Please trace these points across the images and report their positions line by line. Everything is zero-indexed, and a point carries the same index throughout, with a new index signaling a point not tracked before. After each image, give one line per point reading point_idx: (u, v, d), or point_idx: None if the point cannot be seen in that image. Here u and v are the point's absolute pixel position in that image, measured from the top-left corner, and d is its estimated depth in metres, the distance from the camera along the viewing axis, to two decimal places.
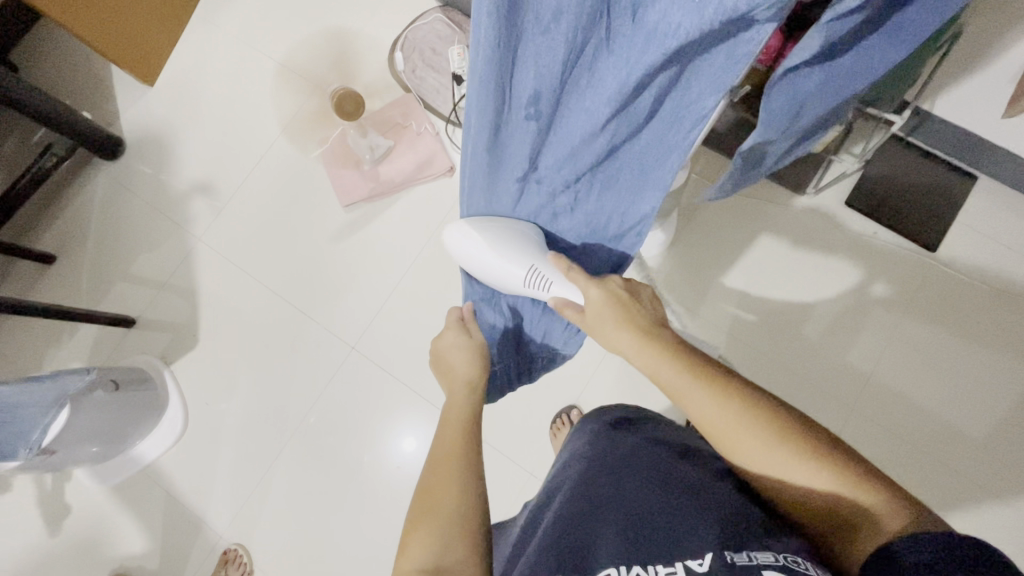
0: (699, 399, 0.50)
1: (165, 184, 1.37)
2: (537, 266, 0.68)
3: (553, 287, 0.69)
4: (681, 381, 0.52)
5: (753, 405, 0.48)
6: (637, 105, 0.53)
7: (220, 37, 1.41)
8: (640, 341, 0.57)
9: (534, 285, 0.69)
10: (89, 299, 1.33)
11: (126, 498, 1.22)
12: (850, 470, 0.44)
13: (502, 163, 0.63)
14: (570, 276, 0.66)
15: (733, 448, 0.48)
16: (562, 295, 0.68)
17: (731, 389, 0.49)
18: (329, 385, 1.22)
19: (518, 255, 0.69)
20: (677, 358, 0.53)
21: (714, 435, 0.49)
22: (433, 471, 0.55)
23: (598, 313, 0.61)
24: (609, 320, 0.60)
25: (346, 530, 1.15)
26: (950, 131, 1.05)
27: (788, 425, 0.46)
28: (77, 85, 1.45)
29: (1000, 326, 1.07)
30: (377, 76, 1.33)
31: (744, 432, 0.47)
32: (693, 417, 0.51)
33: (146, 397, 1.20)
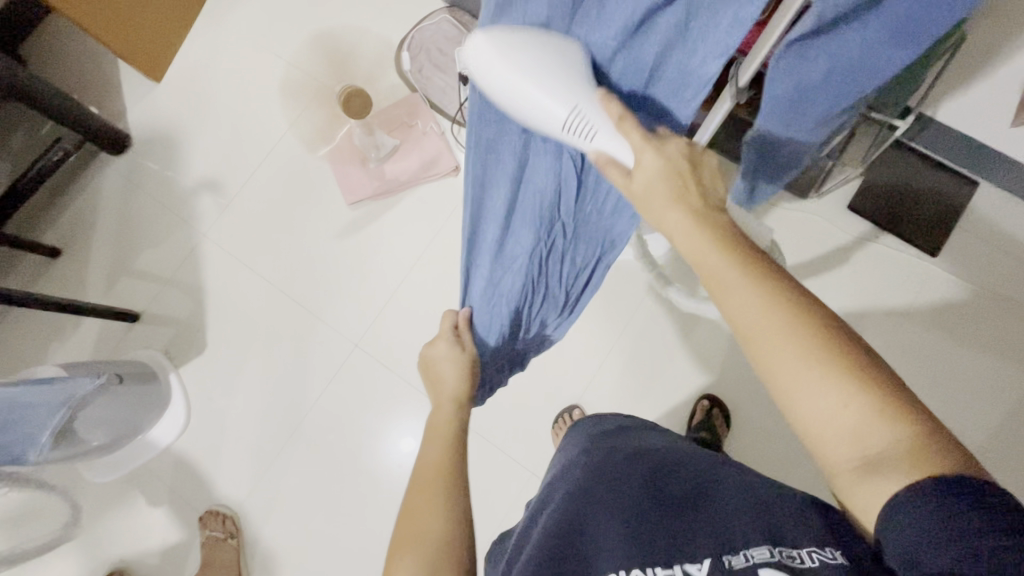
0: (745, 296, 0.43)
1: (171, 181, 1.37)
2: (581, 105, 0.48)
3: (598, 136, 0.50)
4: (725, 272, 0.45)
5: (804, 313, 0.42)
6: (642, 53, 0.49)
7: (229, 35, 1.42)
8: (694, 225, 0.47)
9: (574, 132, 0.50)
10: (93, 293, 1.34)
11: (128, 492, 1.22)
12: (892, 399, 0.38)
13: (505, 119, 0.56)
14: (623, 125, 0.49)
15: (772, 370, 0.42)
16: (607, 150, 0.50)
17: (783, 291, 0.43)
18: (331, 382, 1.22)
19: (562, 82, 0.47)
20: (732, 249, 0.45)
21: (755, 339, 0.43)
22: (416, 494, 0.56)
23: (651, 185, 0.49)
24: (661, 195, 0.49)
25: (348, 527, 1.16)
26: (953, 138, 1.06)
27: (833, 337, 0.41)
28: (85, 81, 1.46)
29: (1000, 332, 1.08)
30: (383, 76, 1.34)
31: (786, 343, 0.41)
32: (732, 318, 0.44)
33: (150, 393, 1.20)
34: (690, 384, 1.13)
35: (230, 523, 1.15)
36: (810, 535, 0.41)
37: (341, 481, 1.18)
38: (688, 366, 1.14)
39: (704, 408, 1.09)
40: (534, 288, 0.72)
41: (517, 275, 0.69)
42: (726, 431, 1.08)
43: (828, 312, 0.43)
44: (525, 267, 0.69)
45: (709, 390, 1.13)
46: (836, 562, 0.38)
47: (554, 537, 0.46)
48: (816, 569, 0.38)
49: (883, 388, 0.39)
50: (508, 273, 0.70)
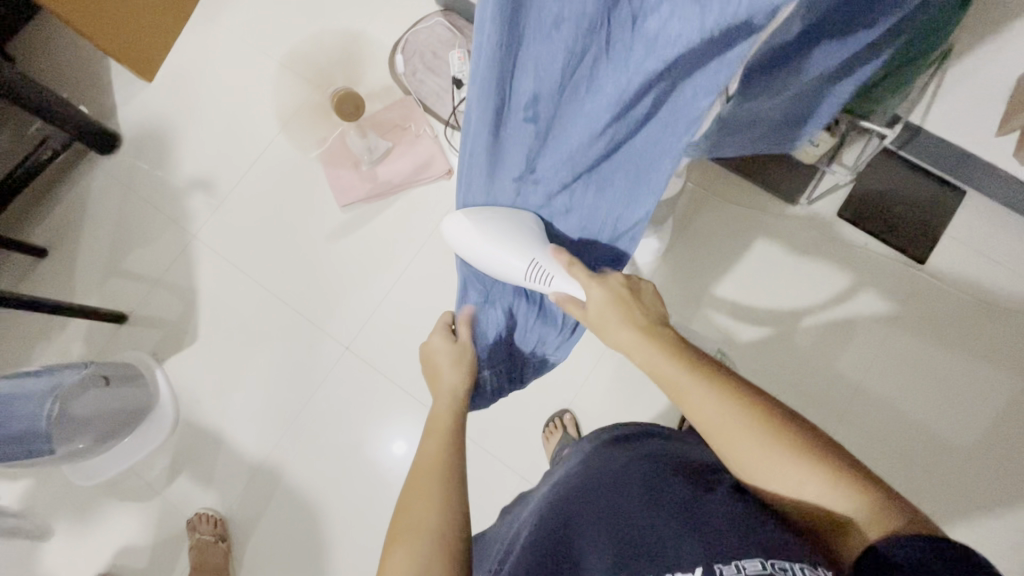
0: (701, 399, 0.52)
1: (161, 181, 1.36)
2: (538, 261, 0.66)
3: (554, 281, 0.67)
4: (680, 381, 0.53)
5: (761, 415, 0.49)
6: (633, 112, 0.49)
7: (222, 34, 1.41)
8: (646, 343, 0.58)
9: (535, 278, 0.67)
10: (80, 294, 1.32)
11: (113, 495, 1.20)
12: (845, 477, 0.45)
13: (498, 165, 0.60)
14: (570, 269, 0.65)
15: (736, 456, 0.49)
16: (564, 291, 0.67)
17: (735, 394, 0.51)
18: (322, 386, 1.21)
19: (522, 247, 0.65)
20: (676, 358, 0.55)
21: (718, 438, 0.50)
22: (411, 488, 0.55)
23: (601, 313, 0.62)
24: (612, 319, 0.61)
25: (337, 531, 1.14)
26: (941, 146, 1.07)
27: (781, 427, 0.48)
28: (74, 79, 1.44)
29: (986, 339, 1.09)
30: (376, 78, 1.34)
31: (743, 439, 0.49)
32: (694, 418, 0.52)
33: (136, 394, 1.19)
34: None
35: (217, 526, 1.14)
36: (802, 556, 0.41)
37: (331, 485, 1.17)
38: None
39: None
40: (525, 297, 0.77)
41: (512, 288, 0.76)
42: None
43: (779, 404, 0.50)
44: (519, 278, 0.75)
45: None
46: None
47: (550, 545, 0.47)
48: None
49: (833, 460, 0.46)
50: (502, 289, 0.76)
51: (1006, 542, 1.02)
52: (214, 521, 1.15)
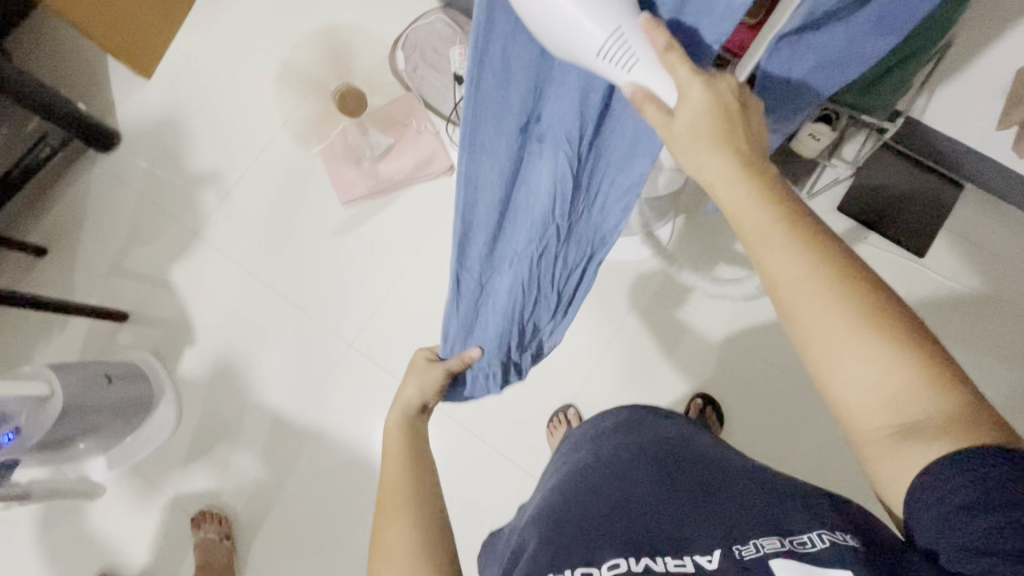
0: (782, 256, 0.42)
1: (161, 178, 1.35)
2: (624, 29, 0.40)
3: (636, 66, 0.42)
4: (768, 230, 0.42)
5: (847, 274, 0.41)
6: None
7: (219, 31, 1.41)
8: (741, 177, 0.44)
9: (611, 59, 0.41)
10: (80, 293, 1.31)
11: (118, 493, 1.21)
12: (926, 372, 0.38)
13: (502, 121, 0.50)
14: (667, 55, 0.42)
15: (807, 335, 0.41)
16: (643, 83, 0.43)
17: (824, 252, 0.42)
18: (325, 382, 1.21)
19: (602, 7, 0.39)
20: (773, 204, 0.43)
21: (782, 297, 0.42)
22: (383, 511, 0.54)
23: (696, 126, 0.44)
24: (705, 138, 0.44)
25: (342, 528, 1.15)
26: (940, 139, 1.08)
27: (876, 307, 0.40)
28: (71, 77, 1.43)
29: (985, 330, 1.10)
30: (377, 75, 1.33)
31: (827, 315, 0.40)
32: (766, 274, 0.43)
33: (141, 392, 1.19)
34: (684, 383, 1.14)
35: (222, 524, 1.14)
36: (817, 523, 0.41)
37: (336, 482, 1.17)
38: (682, 364, 1.15)
39: (698, 407, 1.10)
40: (510, 310, 0.70)
41: (501, 309, 0.70)
42: (720, 429, 1.10)
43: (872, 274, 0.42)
44: (511, 281, 0.67)
45: (703, 388, 1.14)
46: (846, 543, 0.39)
47: (560, 531, 0.45)
48: (826, 553, 0.38)
49: (927, 355, 0.39)
50: (487, 312, 0.70)
51: None
52: (219, 519, 1.15)
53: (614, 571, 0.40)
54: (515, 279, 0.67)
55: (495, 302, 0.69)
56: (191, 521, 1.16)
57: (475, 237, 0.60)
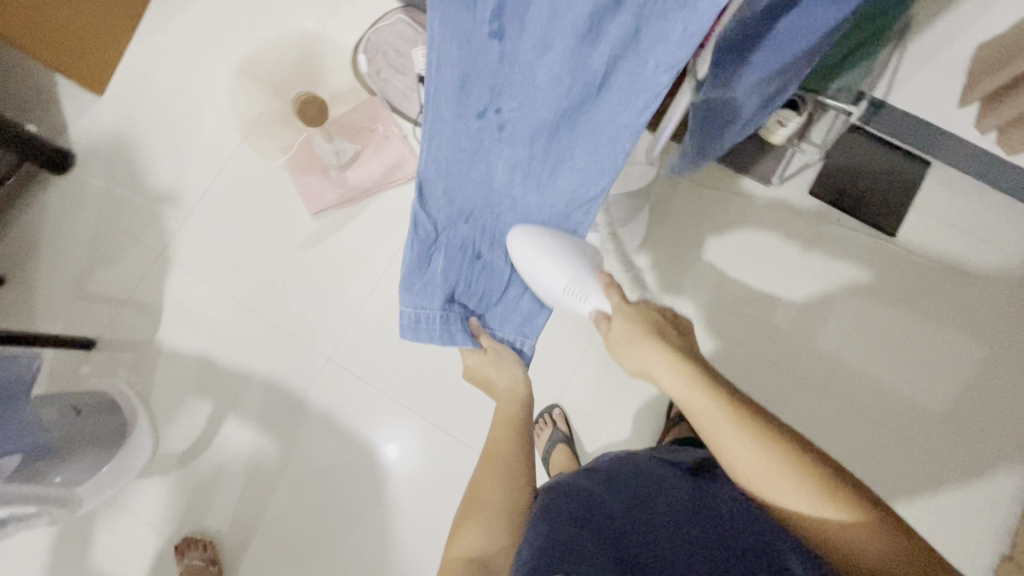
0: (735, 440, 0.50)
1: (121, 198, 1.31)
2: (579, 275, 0.68)
3: (590, 298, 0.69)
4: (716, 421, 0.51)
5: (789, 453, 0.49)
6: (593, 59, 0.47)
7: (173, 40, 1.36)
8: (678, 372, 0.54)
9: (573, 293, 0.69)
10: (42, 321, 1.27)
11: (97, 524, 1.17)
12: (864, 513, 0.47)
13: (462, 101, 0.54)
14: (608, 290, 0.68)
15: (760, 486, 0.50)
16: (598, 307, 0.69)
17: (769, 435, 0.50)
18: (306, 397, 1.19)
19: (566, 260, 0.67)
20: (715, 390, 0.52)
21: (747, 477, 0.50)
22: (487, 463, 0.65)
23: (628, 332, 0.60)
24: (637, 338, 0.58)
25: (334, 543, 1.13)
26: (905, 119, 1.09)
27: (809, 465, 0.48)
28: (18, 95, 1.37)
29: (957, 305, 1.12)
30: (338, 80, 1.30)
31: (778, 484, 0.48)
32: (725, 457, 0.51)
33: (111, 422, 1.16)
34: None
35: (207, 549, 1.11)
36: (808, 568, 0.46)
37: (323, 499, 1.15)
38: None
39: None
40: (488, 282, 0.73)
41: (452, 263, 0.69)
42: None
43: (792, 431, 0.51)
44: (465, 241, 0.69)
45: None
46: None
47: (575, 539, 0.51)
48: None
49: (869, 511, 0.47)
50: (471, 284, 0.72)
51: (987, 502, 1.05)
52: (204, 545, 1.12)
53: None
54: (467, 239, 0.69)
55: (486, 275, 0.73)
56: (174, 549, 1.13)
57: (432, 190, 0.63)
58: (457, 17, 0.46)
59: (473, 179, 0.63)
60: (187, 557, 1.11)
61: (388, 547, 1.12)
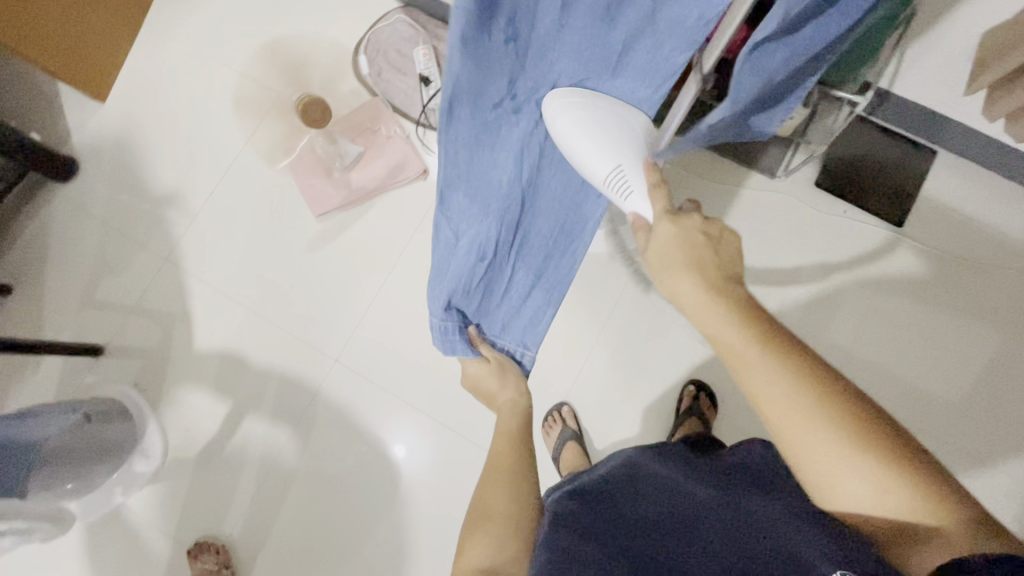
0: (770, 377, 0.46)
1: (127, 205, 1.31)
2: (625, 166, 0.59)
3: (631, 198, 0.59)
4: (750, 355, 0.47)
5: (825, 397, 0.45)
6: (612, 33, 0.53)
7: (174, 46, 1.36)
8: (707, 294, 0.50)
9: (613, 188, 0.60)
10: (51, 329, 1.27)
11: (110, 530, 1.18)
12: (901, 469, 0.44)
13: (479, 103, 0.51)
14: (654, 191, 0.58)
15: (794, 442, 0.46)
16: (637, 211, 0.59)
17: (807, 375, 0.46)
18: (315, 400, 1.19)
19: (612, 146, 0.59)
20: (749, 323, 0.48)
21: (779, 427, 0.46)
22: (492, 476, 0.65)
23: (665, 252, 0.54)
24: (676, 261, 0.53)
25: (346, 545, 1.13)
26: (911, 109, 1.08)
27: (853, 411, 0.45)
28: (21, 104, 1.38)
29: (967, 294, 1.11)
30: (340, 82, 1.30)
31: (811, 433, 0.45)
32: (754, 395, 0.47)
33: (121, 429, 1.16)
34: (675, 372, 1.14)
35: (220, 553, 1.12)
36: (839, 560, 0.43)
37: (335, 500, 1.15)
38: (672, 353, 1.15)
39: (691, 394, 1.10)
40: (492, 288, 0.72)
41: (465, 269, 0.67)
42: (714, 414, 1.09)
43: (838, 379, 0.47)
44: (473, 247, 0.66)
45: (695, 375, 1.13)
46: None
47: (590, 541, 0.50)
48: None
49: (913, 477, 0.44)
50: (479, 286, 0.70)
51: (1000, 492, 1.04)
52: (217, 549, 1.12)
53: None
54: (478, 240, 0.66)
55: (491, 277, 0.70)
56: (188, 554, 1.13)
57: (454, 190, 0.59)
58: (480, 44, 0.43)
59: (484, 177, 0.60)
60: (201, 561, 1.11)
61: (401, 547, 1.12)
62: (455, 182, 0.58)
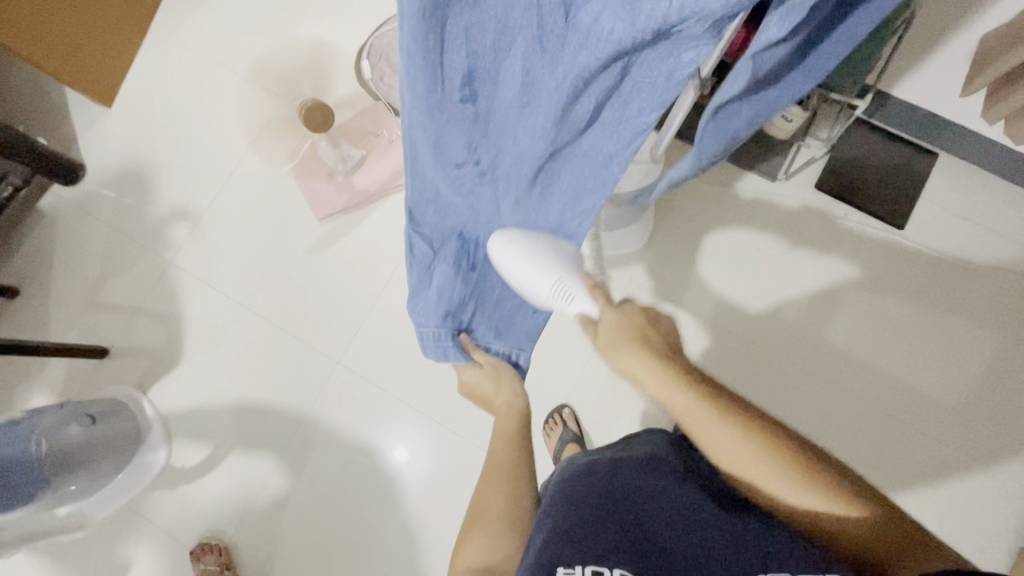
0: (720, 436, 0.52)
1: (132, 209, 1.32)
2: (563, 279, 0.62)
3: (576, 301, 0.64)
4: (701, 419, 0.53)
5: (771, 447, 0.51)
6: (573, 114, 0.47)
7: (180, 51, 1.38)
8: (654, 368, 0.57)
9: (558, 296, 0.64)
10: (57, 332, 1.28)
11: (113, 530, 1.18)
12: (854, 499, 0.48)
13: (441, 152, 0.53)
14: (592, 293, 0.64)
15: (755, 483, 0.51)
16: (582, 311, 0.65)
17: (752, 428, 0.52)
18: (316, 403, 1.20)
19: (553, 262, 0.61)
20: (694, 391, 0.54)
21: (739, 472, 0.52)
22: (490, 477, 0.67)
23: (613, 338, 0.60)
24: (622, 341, 0.59)
25: (348, 546, 1.14)
26: (910, 111, 1.08)
27: (796, 453, 0.50)
28: (29, 110, 1.39)
29: (969, 297, 1.11)
30: (343, 87, 1.31)
31: (763, 473, 0.50)
32: (713, 452, 0.53)
33: (127, 428, 1.18)
34: None
35: (222, 554, 1.12)
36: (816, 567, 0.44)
37: (336, 502, 1.16)
38: None
39: None
40: (484, 298, 0.72)
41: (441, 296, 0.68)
42: None
43: (782, 428, 0.52)
44: (456, 256, 0.67)
45: None
46: None
47: (577, 530, 0.50)
48: None
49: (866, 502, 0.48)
50: (464, 303, 0.70)
51: (1002, 494, 1.04)
52: (219, 550, 1.13)
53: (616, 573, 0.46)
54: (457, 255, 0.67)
55: (483, 285, 0.71)
56: (191, 555, 1.13)
57: (424, 210, 0.61)
58: (428, 93, 0.45)
59: (457, 210, 0.62)
60: (202, 562, 1.11)
61: (402, 549, 1.13)
62: (421, 211, 0.61)
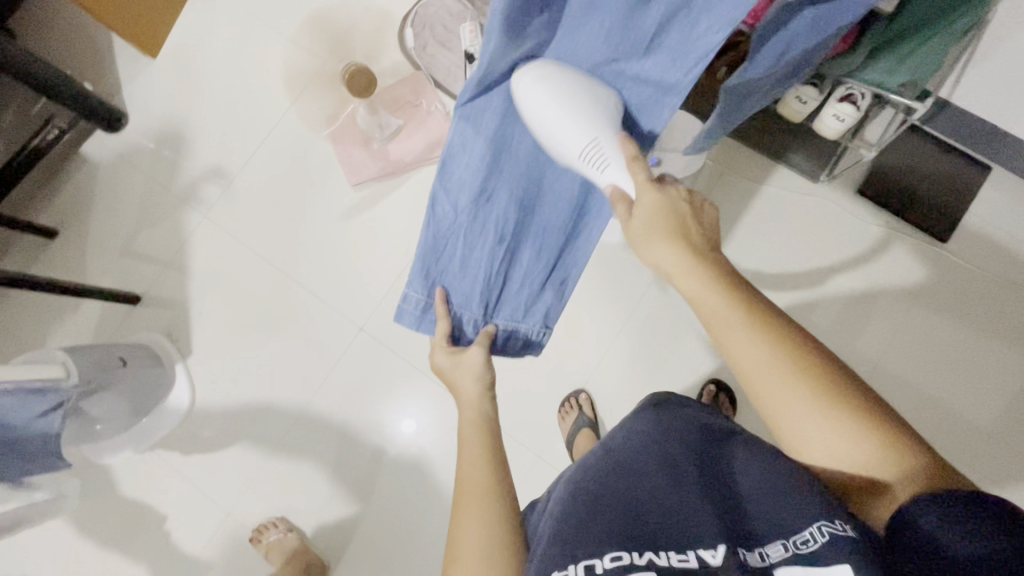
0: (746, 340, 0.48)
1: (170, 162, 1.34)
2: (600, 139, 0.55)
3: (609, 171, 0.56)
4: (730, 318, 0.48)
5: (801, 355, 0.47)
6: (644, 21, 0.51)
7: (227, 8, 1.37)
8: (685, 264, 0.51)
9: (588, 161, 0.56)
10: (90, 275, 1.32)
11: (138, 469, 1.24)
12: (870, 422, 0.45)
13: (506, 79, 0.57)
14: (632, 163, 0.54)
15: (768, 393, 0.47)
16: (617, 186, 0.56)
17: (781, 333, 0.48)
18: (335, 366, 1.22)
19: (588, 117, 0.54)
20: (727, 289, 0.49)
21: (753, 381, 0.48)
22: (460, 504, 0.52)
23: (649, 220, 0.53)
24: (660, 228, 0.52)
25: (358, 506, 1.17)
26: (969, 122, 1.04)
27: (818, 366, 0.47)
28: (77, 56, 1.41)
29: (1009, 318, 1.08)
30: (386, 54, 1.30)
31: (787, 391, 0.46)
32: (734, 359, 0.49)
33: (153, 375, 1.21)
34: (696, 369, 1.13)
35: (278, 525, 1.16)
36: (821, 514, 0.40)
37: (347, 463, 1.18)
38: (695, 351, 1.14)
39: (711, 393, 1.09)
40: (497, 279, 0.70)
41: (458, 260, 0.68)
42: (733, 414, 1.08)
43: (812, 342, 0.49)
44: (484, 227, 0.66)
45: (716, 375, 1.12)
46: (847, 535, 0.38)
47: (563, 523, 0.43)
48: (826, 547, 0.38)
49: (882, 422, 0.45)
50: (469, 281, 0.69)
51: None
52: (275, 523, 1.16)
53: (617, 563, 0.39)
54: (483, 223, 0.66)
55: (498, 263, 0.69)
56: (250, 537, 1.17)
57: (460, 159, 0.63)
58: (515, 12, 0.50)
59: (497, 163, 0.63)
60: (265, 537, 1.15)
61: (411, 512, 1.15)
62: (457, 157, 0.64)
